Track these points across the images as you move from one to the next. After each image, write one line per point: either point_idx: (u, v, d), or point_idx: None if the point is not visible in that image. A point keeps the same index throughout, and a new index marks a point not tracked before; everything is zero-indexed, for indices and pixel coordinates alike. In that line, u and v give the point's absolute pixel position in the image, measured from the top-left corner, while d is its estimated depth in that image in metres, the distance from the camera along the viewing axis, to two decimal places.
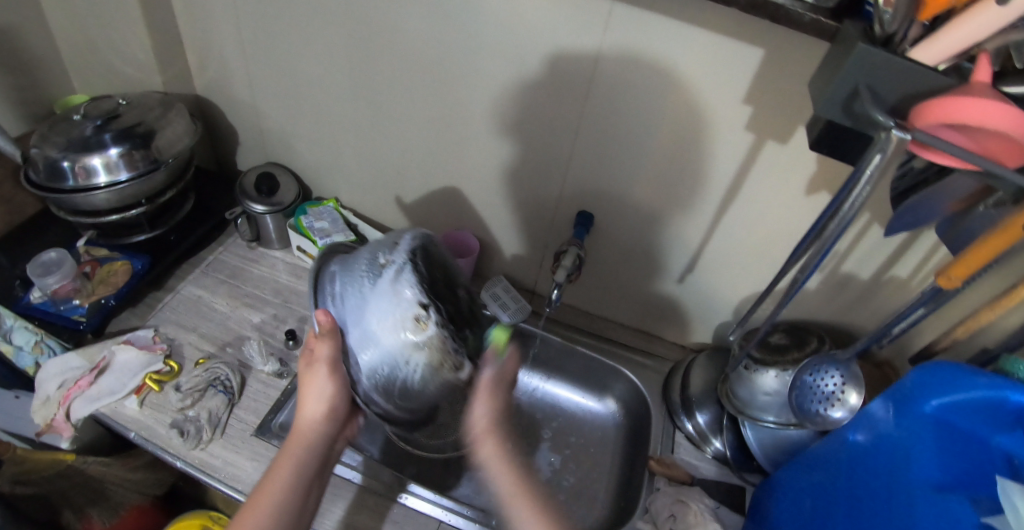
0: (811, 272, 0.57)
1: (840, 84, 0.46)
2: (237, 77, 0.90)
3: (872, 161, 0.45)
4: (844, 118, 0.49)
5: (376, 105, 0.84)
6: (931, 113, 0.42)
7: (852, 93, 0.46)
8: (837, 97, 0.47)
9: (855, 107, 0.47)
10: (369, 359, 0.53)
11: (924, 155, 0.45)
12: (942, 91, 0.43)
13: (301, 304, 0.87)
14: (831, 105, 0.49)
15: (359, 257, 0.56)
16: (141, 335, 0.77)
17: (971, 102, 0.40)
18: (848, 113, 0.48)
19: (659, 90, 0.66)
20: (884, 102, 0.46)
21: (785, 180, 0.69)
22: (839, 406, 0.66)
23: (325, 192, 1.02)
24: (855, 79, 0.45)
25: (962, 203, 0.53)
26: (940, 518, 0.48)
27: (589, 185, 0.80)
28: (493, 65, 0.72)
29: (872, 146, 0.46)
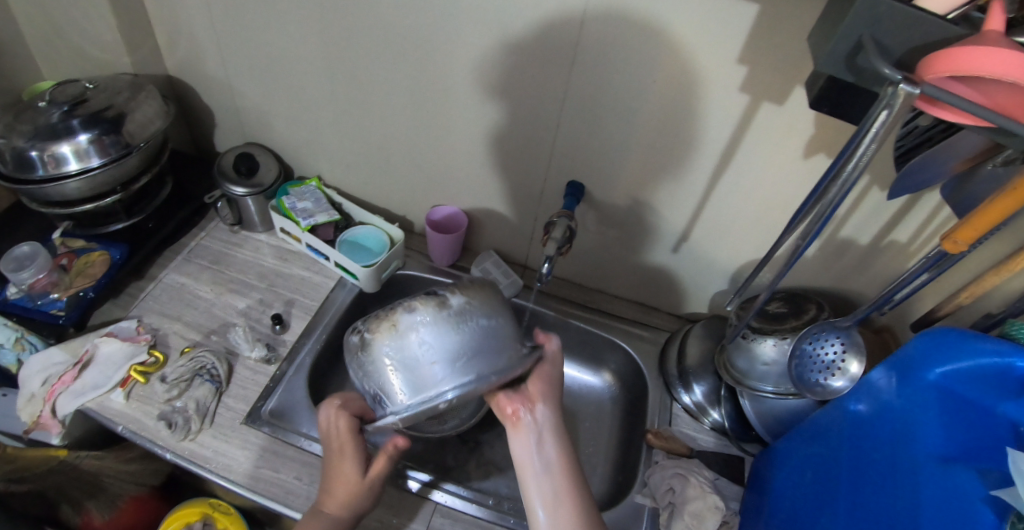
0: (811, 239, 0.54)
1: (842, 36, 0.42)
2: (207, 54, 0.86)
3: (877, 118, 0.41)
4: (846, 73, 0.46)
5: (354, 79, 0.80)
6: (940, 65, 0.39)
7: (855, 46, 0.43)
8: (839, 51, 0.44)
9: (858, 61, 0.44)
10: (390, 393, 0.53)
11: (931, 112, 0.42)
12: (951, 42, 0.40)
13: (287, 287, 0.85)
14: (832, 60, 0.45)
15: None
16: (124, 326, 0.75)
17: (977, 51, 0.37)
18: (850, 67, 0.45)
19: (650, 52, 0.63)
20: (889, 55, 0.43)
21: (782, 142, 0.66)
22: (840, 375, 0.64)
23: (307, 171, 0.99)
24: (858, 29, 0.42)
25: (968, 163, 0.50)
26: (943, 489, 0.47)
27: (579, 156, 0.78)
28: (477, 32, 0.68)
29: (877, 103, 0.43)
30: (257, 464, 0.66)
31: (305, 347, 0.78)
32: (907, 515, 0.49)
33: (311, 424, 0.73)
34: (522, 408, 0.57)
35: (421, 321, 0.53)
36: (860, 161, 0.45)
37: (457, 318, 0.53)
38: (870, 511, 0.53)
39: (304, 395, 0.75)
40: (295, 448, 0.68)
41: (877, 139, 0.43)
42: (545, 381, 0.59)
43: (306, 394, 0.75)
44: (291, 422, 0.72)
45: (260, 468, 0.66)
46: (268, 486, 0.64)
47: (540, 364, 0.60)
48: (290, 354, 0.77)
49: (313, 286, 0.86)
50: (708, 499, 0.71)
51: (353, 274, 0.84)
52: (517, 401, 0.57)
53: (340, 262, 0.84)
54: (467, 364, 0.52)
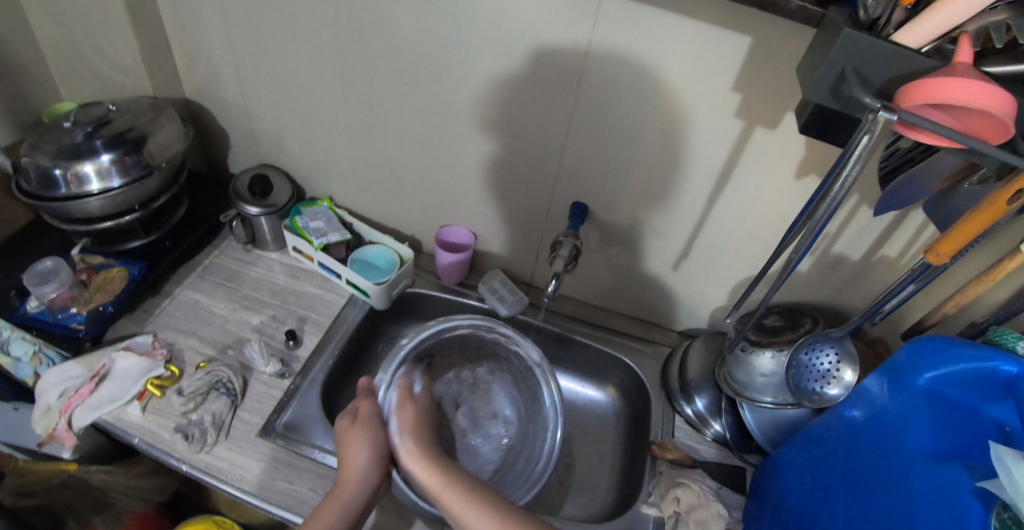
0: (804, 255, 0.58)
1: (827, 68, 0.47)
2: (226, 79, 0.90)
3: (860, 142, 0.45)
4: (832, 102, 0.50)
5: (368, 104, 0.84)
6: (916, 93, 0.43)
7: (838, 78, 0.48)
8: (824, 82, 0.49)
9: (842, 91, 0.49)
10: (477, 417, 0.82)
11: (909, 134, 0.47)
12: (927, 72, 0.45)
13: (300, 304, 0.87)
14: (818, 89, 0.50)
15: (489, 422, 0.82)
16: (140, 341, 0.76)
17: (951, 84, 0.41)
18: (836, 96, 0.50)
19: (650, 81, 0.68)
20: (870, 84, 0.47)
21: (776, 164, 0.70)
22: (836, 383, 0.66)
23: (319, 192, 1.01)
24: (840, 62, 0.47)
25: (949, 180, 0.54)
26: (935, 485, 0.51)
27: (583, 176, 0.81)
28: (488, 62, 0.73)
29: (860, 128, 0.46)
30: (272, 476, 0.67)
31: (318, 362, 0.80)
32: (902, 512, 0.52)
33: (324, 436, 0.73)
34: (350, 415, 0.67)
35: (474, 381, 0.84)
36: (847, 179, 0.49)
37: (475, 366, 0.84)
38: (867, 512, 0.56)
39: (317, 409, 0.76)
40: (309, 460, 0.69)
41: (861, 160, 0.47)
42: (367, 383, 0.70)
43: (319, 408, 0.76)
44: (304, 435, 0.73)
45: (274, 480, 0.67)
46: (282, 498, 0.65)
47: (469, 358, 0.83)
48: (304, 369, 0.79)
49: (325, 303, 0.88)
50: (710, 507, 0.72)
51: (365, 291, 0.87)
52: (346, 415, 0.67)
53: (352, 280, 0.87)
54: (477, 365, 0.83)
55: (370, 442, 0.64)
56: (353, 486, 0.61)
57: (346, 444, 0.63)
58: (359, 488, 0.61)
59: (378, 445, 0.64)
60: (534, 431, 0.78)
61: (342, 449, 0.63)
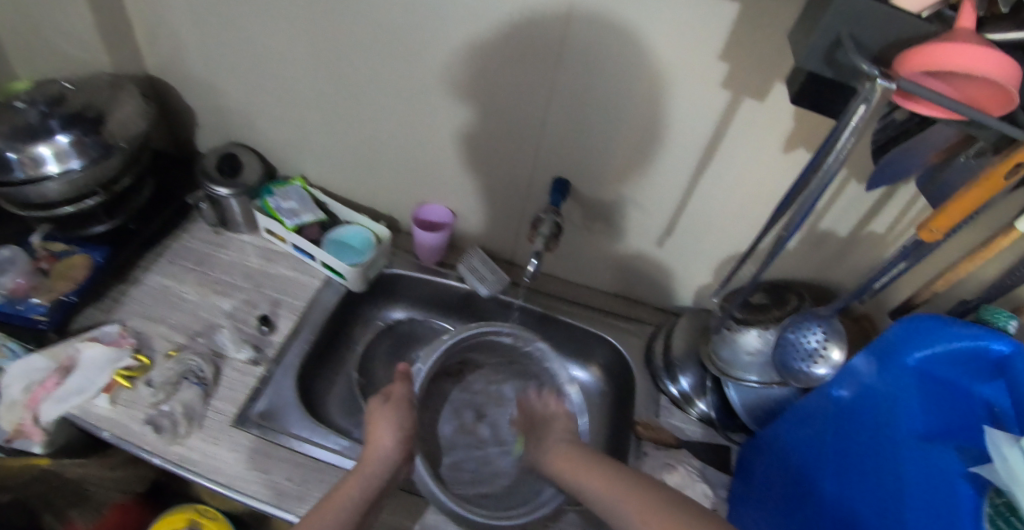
0: (794, 230, 0.56)
1: (821, 32, 0.44)
2: (189, 53, 0.84)
3: (856, 113, 0.43)
4: (826, 70, 0.47)
5: (341, 78, 0.80)
6: (915, 60, 0.40)
7: (833, 44, 0.44)
8: (819, 47, 0.45)
9: (836, 58, 0.45)
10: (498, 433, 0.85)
11: (907, 105, 0.44)
12: (924, 39, 0.42)
13: (273, 287, 0.84)
14: (811, 55, 0.46)
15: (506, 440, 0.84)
16: (107, 330, 0.73)
17: (956, 50, 0.38)
18: (829, 63, 0.46)
19: (637, 48, 0.64)
20: (868, 52, 0.44)
21: (763, 135, 0.68)
22: (823, 362, 0.64)
23: (291, 170, 0.97)
24: (834, 26, 0.43)
25: (946, 151, 0.51)
26: (926, 468, 0.50)
27: (566, 152, 0.78)
28: (468, 30, 0.68)
29: (855, 98, 0.44)
30: (248, 466, 0.65)
31: (294, 346, 0.78)
32: (892, 493, 0.50)
33: (302, 424, 0.71)
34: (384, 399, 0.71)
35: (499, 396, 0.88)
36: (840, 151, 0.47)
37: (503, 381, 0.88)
38: (857, 494, 0.54)
39: (293, 395, 0.74)
40: (286, 449, 0.67)
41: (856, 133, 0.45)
42: (403, 369, 0.74)
43: (295, 395, 0.74)
44: (281, 423, 0.71)
45: (250, 470, 0.65)
46: (258, 489, 0.64)
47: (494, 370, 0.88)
48: (278, 354, 0.76)
49: (300, 285, 0.85)
50: (696, 487, 0.73)
51: (340, 273, 0.84)
52: (382, 398, 0.71)
53: (327, 262, 0.84)
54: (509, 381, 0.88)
55: (399, 425, 0.67)
56: (376, 463, 0.63)
57: (377, 425, 0.66)
58: (386, 464, 0.64)
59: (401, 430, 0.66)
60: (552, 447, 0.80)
61: (374, 428, 0.66)
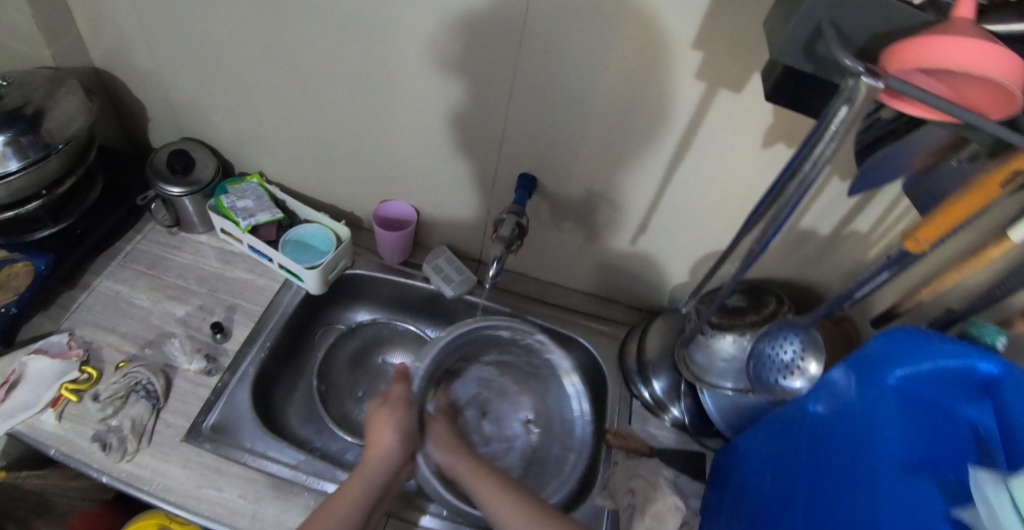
0: (764, 245, 0.51)
1: (797, 22, 0.35)
2: (135, 44, 0.78)
3: (837, 116, 0.36)
4: (804, 63, 0.38)
5: (295, 70, 0.74)
6: (903, 59, 0.33)
7: (813, 35, 0.36)
8: (797, 36, 0.36)
9: (816, 50, 0.36)
10: (498, 430, 0.84)
11: (897, 106, 0.37)
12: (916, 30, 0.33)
13: (229, 292, 0.82)
14: (787, 48, 0.38)
15: (510, 438, 0.84)
16: (54, 341, 0.71)
17: (958, 46, 0.30)
18: (810, 56, 0.37)
19: (607, 36, 0.58)
20: (850, 44, 0.35)
21: (739, 130, 0.63)
22: (799, 374, 0.60)
23: (249, 167, 0.93)
24: (817, 11, 0.34)
25: (927, 160, 0.46)
26: (905, 502, 0.44)
27: (533, 147, 0.73)
28: (426, 17, 0.63)
29: (838, 96, 0.36)
30: (199, 483, 0.63)
31: (248, 356, 0.76)
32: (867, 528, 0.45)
33: (256, 438, 0.69)
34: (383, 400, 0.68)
35: (494, 395, 0.86)
36: (818, 157, 0.40)
37: (494, 378, 0.87)
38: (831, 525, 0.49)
39: (248, 407, 0.71)
40: (239, 465, 0.65)
41: (839, 135, 0.37)
42: (400, 372, 0.71)
43: (250, 406, 0.71)
44: (235, 438, 0.69)
45: (202, 488, 0.63)
46: (210, 507, 0.62)
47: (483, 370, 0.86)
48: (232, 364, 0.74)
49: (257, 289, 0.83)
50: (667, 499, 0.69)
51: (298, 275, 0.82)
52: (380, 399, 0.68)
53: (284, 264, 0.82)
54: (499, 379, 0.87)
55: (398, 429, 0.64)
56: (376, 465, 0.61)
57: (378, 427, 0.64)
58: (385, 466, 0.62)
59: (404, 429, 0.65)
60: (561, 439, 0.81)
61: (375, 428, 0.64)
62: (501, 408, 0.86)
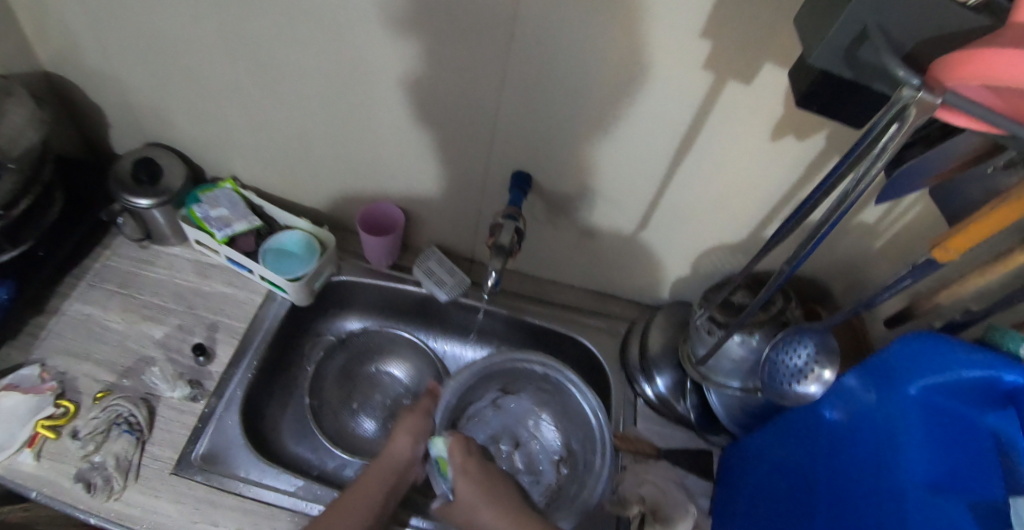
0: (799, 262, 0.48)
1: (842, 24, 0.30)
2: (86, 45, 0.71)
3: (889, 135, 0.31)
4: (842, 67, 0.34)
5: (263, 69, 0.68)
6: (959, 68, 0.28)
7: (858, 38, 0.31)
8: (838, 41, 0.32)
9: (861, 55, 0.32)
10: (529, 457, 0.82)
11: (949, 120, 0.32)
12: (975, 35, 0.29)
13: (209, 308, 0.78)
14: (827, 52, 0.33)
15: (541, 465, 0.81)
16: (25, 375, 0.67)
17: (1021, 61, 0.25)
18: (852, 61, 0.33)
19: (608, 27, 0.53)
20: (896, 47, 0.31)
21: (747, 123, 0.59)
22: (813, 379, 0.59)
23: (221, 171, 0.87)
24: (862, 13, 0.30)
25: (941, 176, 0.44)
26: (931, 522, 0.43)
27: (526, 145, 0.68)
28: (406, 11, 0.56)
29: (884, 110, 0.32)
30: (193, 519, 0.61)
31: (235, 377, 0.72)
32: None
33: (250, 465, 0.66)
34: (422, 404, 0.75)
35: (515, 421, 0.83)
36: (864, 180, 0.36)
37: (514, 408, 0.83)
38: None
39: (239, 433, 0.68)
40: (233, 496, 0.62)
41: (887, 155, 0.33)
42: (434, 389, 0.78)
43: (241, 432, 0.68)
44: (227, 466, 0.65)
45: (196, 523, 0.60)
46: None
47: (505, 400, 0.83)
48: (219, 387, 0.70)
49: (239, 303, 0.79)
50: (679, 505, 0.68)
51: (281, 287, 0.78)
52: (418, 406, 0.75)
53: (266, 277, 0.77)
54: (517, 406, 0.83)
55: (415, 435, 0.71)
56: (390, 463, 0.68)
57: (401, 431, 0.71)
58: (399, 462, 0.69)
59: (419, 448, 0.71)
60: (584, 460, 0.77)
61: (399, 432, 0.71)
62: (523, 436, 0.83)
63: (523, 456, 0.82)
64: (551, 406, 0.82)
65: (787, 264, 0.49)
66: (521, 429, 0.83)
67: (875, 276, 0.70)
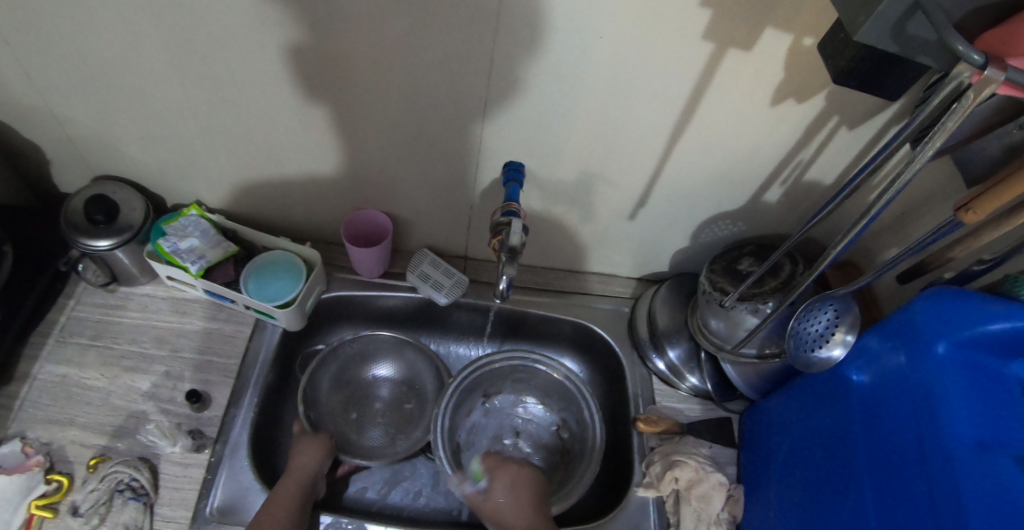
0: (848, 243, 0.47)
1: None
2: (6, 80, 0.62)
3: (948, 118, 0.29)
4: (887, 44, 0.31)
5: (219, 85, 0.61)
6: None
7: (906, 13, 0.28)
8: (889, 15, 0.29)
9: (909, 29, 0.29)
10: (533, 437, 0.83)
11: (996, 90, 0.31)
12: None
13: (196, 348, 0.72)
14: (874, 29, 0.30)
15: (545, 441, 0.83)
16: (5, 453, 0.61)
17: None
18: (897, 37, 0.30)
19: (601, 7, 0.49)
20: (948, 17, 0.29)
21: (748, 91, 0.57)
22: (834, 343, 0.57)
23: (183, 197, 0.80)
24: None
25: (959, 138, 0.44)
26: (986, 478, 0.43)
27: (516, 136, 0.65)
28: (375, 9, 0.51)
29: (941, 84, 0.30)
30: None
31: (239, 418, 0.68)
32: (950, 505, 0.44)
33: None
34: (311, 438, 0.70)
35: (507, 407, 0.84)
36: (918, 163, 0.34)
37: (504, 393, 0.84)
38: (903, 505, 0.48)
39: (254, 478, 0.64)
40: None
41: (944, 135, 0.30)
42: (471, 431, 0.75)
43: (256, 477, 0.64)
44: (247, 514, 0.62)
45: None
46: None
47: (495, 388, 0.83)
48: (222, 432, 0.66)
49: (228, 338, 0.74)
50: (710, 479, 0.69)
51: (270, 314, 0.73)
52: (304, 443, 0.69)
53: (252, 305, 0.72)
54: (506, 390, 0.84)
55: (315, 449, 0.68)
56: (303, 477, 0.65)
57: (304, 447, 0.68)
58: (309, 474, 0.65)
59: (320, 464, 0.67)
60: (579, 426, 0.80)
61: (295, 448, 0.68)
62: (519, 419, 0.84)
63: (527, 441, 0.83)
64: (534, 386, 0.83)
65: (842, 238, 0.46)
66: (515, 418, 0.84)
67: (874, 229, 0.70)
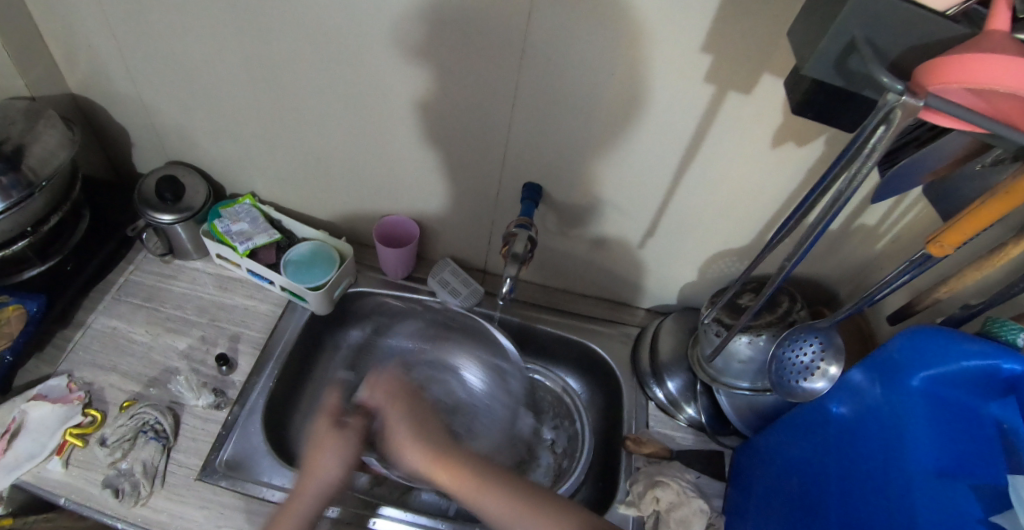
0: (795, 262, 0.51)
1: (833, 39, 0.34)
2: (115, 72, 0.75)
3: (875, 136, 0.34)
4: (835, 77, 0.37)
5: (282, 89, 0.70)
6: (952, 73, 0.30)
7: (846, 48, 0.34)
8: (830, 52, 0.35)
9: (850, 64, 0.35)
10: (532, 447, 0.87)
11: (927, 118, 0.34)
12: (952, 44, 0.32)
13: (230, 320, 0.80)
14: (819, 61, 0.36)
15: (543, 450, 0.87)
16: (53, 386, 0.69)
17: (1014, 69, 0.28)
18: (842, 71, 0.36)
19: (611, 45, 0.56)
20: (882, 57, 0.34)
21: (749, 131, 0.62)
22: (819, 376, 0.60)
23: (240, 188, 0.90)
24: (851, 27, 0.33)
25: (934, 177, 0.48)
26: (938, 506, 0.44)
27: (536, 157, 0.71)
28: (419, 34, 0.60)
29: (872, 114, 0.35)
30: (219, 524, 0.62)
31: (258, 385, 0.74)
32: None
33: (272, 470, 0.67)
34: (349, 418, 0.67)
35: None
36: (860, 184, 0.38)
37: None
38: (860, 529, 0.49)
39: (262, 441, 0.69)
40: (259, 500, 0.64)
41: (876, 154, 0.36)
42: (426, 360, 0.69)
43: (264, 440, 0.69)
44: (250, 472, 0.67)
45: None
46: None
47: None
48: (241, 396, 0.72)
49: (259, 315, 0.81)
50: (691, 504, 0.69)
51: (301, 296, 0.80)
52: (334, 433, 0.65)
53: (286, 286, 0.79)
54: None
55: (338, 452, 0.63)
56: (311, 494, 0.61)
57: (325, 445, 0.64)
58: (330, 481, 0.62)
59: (346, 464, 0.63)
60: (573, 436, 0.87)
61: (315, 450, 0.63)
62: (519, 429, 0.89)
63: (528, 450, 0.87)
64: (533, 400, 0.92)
65: (785, 262, 0.51)
66: None
67: (878, 278, 0.72)
